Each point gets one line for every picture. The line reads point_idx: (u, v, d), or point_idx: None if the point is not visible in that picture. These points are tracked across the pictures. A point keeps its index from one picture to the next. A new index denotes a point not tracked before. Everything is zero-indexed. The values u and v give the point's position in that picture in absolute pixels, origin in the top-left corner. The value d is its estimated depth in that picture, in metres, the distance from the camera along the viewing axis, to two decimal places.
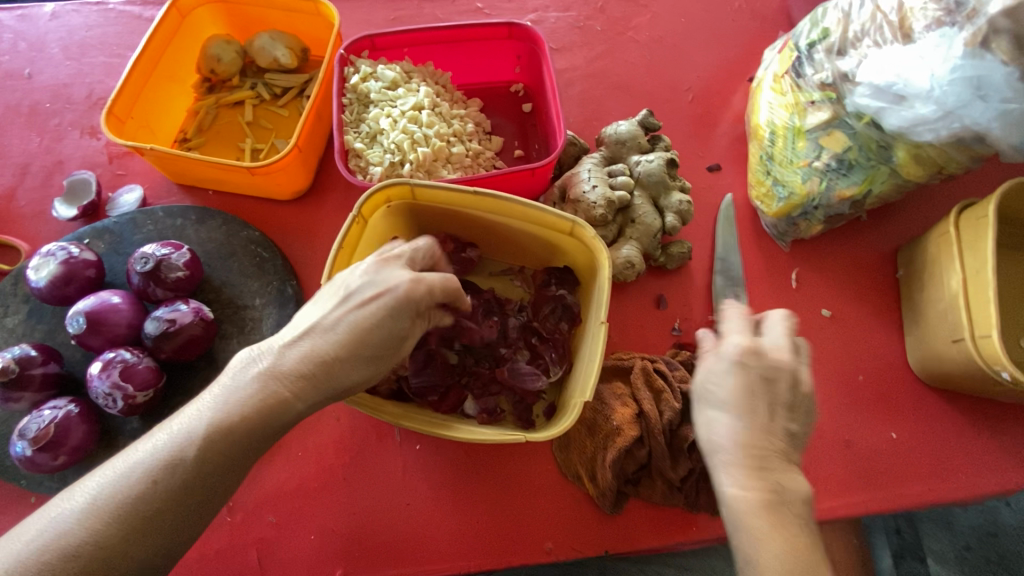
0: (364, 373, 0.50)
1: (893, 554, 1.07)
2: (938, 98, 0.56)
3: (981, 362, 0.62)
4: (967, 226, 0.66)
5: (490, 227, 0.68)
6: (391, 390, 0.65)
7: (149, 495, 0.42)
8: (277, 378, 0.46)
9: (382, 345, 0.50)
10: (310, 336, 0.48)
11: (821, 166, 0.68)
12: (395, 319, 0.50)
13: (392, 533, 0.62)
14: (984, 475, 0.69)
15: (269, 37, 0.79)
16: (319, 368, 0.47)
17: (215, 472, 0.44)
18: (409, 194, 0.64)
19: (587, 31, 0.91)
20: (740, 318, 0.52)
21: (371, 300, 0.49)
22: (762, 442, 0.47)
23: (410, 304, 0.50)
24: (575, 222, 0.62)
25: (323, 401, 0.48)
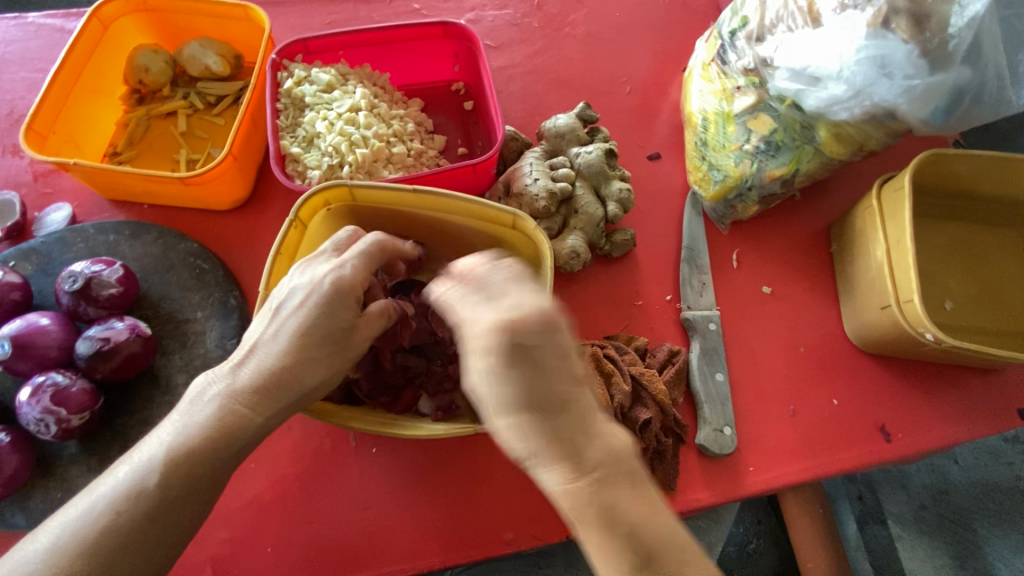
0: (319, 370, 0.50)
1: (857, 519, 1.13)
2: (848, 78, 0.59)
3: (907, 325, 0.65)
4: (887, 198, 0.69)
5: (434, 225, 0.68)
6: (343, 395, 0.65)
7: (120, 528, 0.44)
8: (232, 394, 0.48)
9: (329, 343, 0.51)
10: (257, 350, 0.50)
11: (751, 149, 0.71)
12: (335, 309, 0.51)
13: (353, 537, 0.62)
14: (920, 432, 0.73)
15: (199, 45, 0.77)
16: (271, 374, 0.49)
17: (181, 495, 0.46)
18: (348, 196, 0.64)
19: (525, 28, 0.93)
20: (482, 273, 0.32)
21: (306, 297, 0.50)
22: (537, 413, 0.37)
23: (345, 292, 0.51)
24: (515, 214, 0.63)
25: (283, 410, 0.50)
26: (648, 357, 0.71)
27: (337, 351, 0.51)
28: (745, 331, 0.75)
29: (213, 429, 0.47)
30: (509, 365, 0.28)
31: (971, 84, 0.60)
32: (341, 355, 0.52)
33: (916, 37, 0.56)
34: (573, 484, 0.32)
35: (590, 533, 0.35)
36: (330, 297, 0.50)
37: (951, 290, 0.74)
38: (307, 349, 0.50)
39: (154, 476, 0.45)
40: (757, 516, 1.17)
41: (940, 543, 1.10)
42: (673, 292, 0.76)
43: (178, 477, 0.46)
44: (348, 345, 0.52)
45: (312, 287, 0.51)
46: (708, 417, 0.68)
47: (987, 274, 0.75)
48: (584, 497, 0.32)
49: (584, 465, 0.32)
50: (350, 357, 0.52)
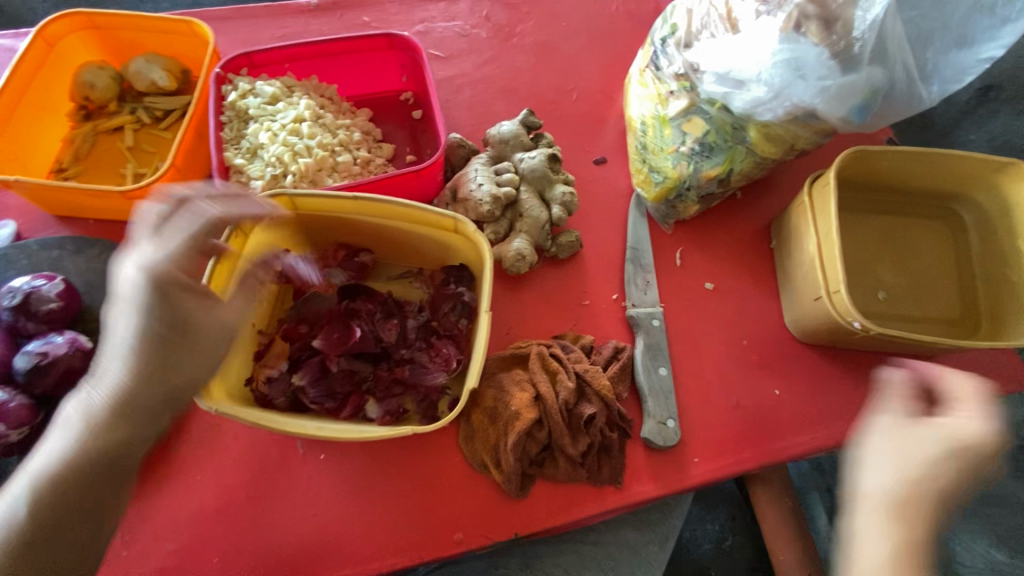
0: (171, 370, 0.46)
1: (828, 510, 1.17)
2: (767, 81, 0.62)
3: (837, 316, 0.68)
4: (818, 193, 0.72)
5: (379, 231, 0.69)
6: (288, 402, 0.64)
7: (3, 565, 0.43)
8: (89, 412, 0.45)
9: (164, 341, 0.46)
10: (98, 363, 0.46)
11: (686, 150, 0.73)
12: (162, 302, 0.46)
13: (300, 543, 0.62)
14: (858, 419, 0.75)
15: (145, 60, 0.78)
16: (119, 390, 0.45)
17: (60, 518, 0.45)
18: (290, 205, 0.65)
19: (474, 39, 0.95)
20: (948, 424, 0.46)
21: (125, 302, 0.45)
22: (904, 564, 0.44)
23: (164, 279, 0.46)
24: (456, 218, 0.64)
25: (151, 419, 0.47)
26: (594, 354, 0.73)
27: (193, 347, 0.48)
28: (689, 327, 0.77)
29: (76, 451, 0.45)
30: (916, 512, 0.45)
31: (883, 83, 0.63)
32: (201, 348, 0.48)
33: (826, 39, 0.60)
34: None
35: None
36: (152, 290, 0.45)
37: (883, 281, 0.77)
38: (148, 355, 0.45)
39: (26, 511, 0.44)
40: (731, 512, 1.18)
41: None
42: (619, 291, 0.78)
43: (49, 504, 0.44)
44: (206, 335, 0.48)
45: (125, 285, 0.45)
46: (652, 410, 0.70)
47: (916, 265, 0.79)
48: None
49: None
50: (206, 356, 0.49)
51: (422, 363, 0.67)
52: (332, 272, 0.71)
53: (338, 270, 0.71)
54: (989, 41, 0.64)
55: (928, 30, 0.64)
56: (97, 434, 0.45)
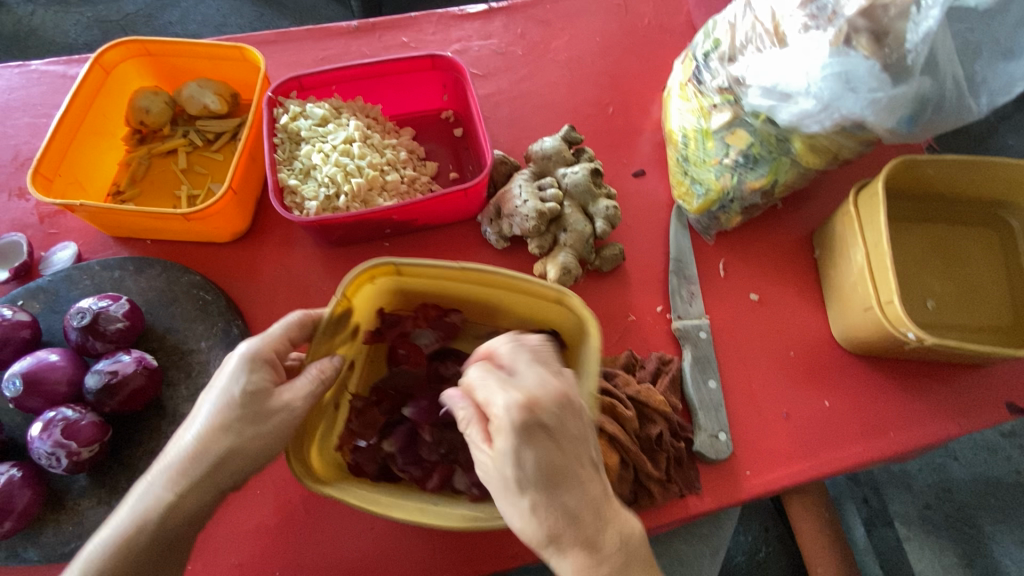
0: (233, 445, 0.50)
1: (865, 522, 1.14)
2: (816, 93, 0.62)
3: (889, 326, 0.68)
4: (864, 204, 0.72)
5: (475, 295, 0.66)
6: (377, 470, 0.63)
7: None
8: (159, 485, 0.50)
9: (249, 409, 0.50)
10: (180, 441, 0.51)
11: (730, 163, 0.74)
12: (247, 376, 0.51)
13: (359, 556, 0.63)
14: (910, 430, 0.75)
15: (197, 85, 0.81)
16: (188, 460, 0.50)
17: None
18: (393, 271, 0.63)
19: (509, 56, 0.96)
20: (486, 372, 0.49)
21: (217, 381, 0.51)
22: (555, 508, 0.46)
23: (256, 356, 0.52)
24: (561, 291, 0.61)
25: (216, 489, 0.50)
26: (638, 370, 0.74)
27: (258, 422, 0.51)
28: (736, 338, 0.77)
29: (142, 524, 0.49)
30: (527, 439, 0.45)
31: (932, 94, 0.63)
32: (265, 429, 0.51)
33: (876, 52, 0.60)
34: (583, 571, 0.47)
35: None
36: (244, 363, 0.51)
37: (932, 290, 0.77)
38: (223, 429, 0.50)
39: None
40: (765, 523, 1.16)
41: (946, 541, 1.11)
42: (663, 303, 0.79)
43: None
44: (271, 415, 0.51)
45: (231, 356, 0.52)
46: (703, 423, 0.70)
47: (965, 274, 0.78)
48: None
49: (603, 555, 0.47)
50: (269, 426, 0.51)
51: None
52: (421, 334, 0.69)
53: (427, 332, 0.69)
54: None
55: (974, 41, 0.64)
56: (160, 508, 0.49)
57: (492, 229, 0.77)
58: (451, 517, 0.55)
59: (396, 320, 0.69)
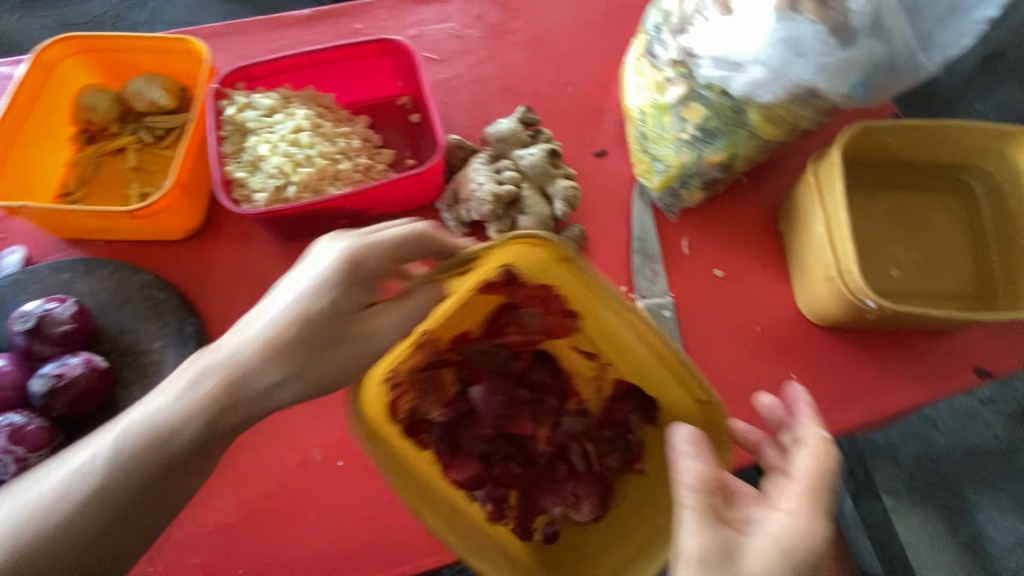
0: (295, 360, 0.52)
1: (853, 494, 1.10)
2: (765, 61, 0.61)
3: (849, 294, 0.67)
4: (823, 173, 0.71)
5: (604, 323, 0.59)
6: (410, 418, 0.67)
7: (80, 502, 0.49)
8: (209, 375, 0.51)
9: (323, 321, 0.52)
10: (251, 329, 0.53)
11: (687, 138, 0.73)
12: (340, 292, 0.53)
13: (324, 548, 0.63)
14: (878, 399, 0.74)
15: (144, 81, 0.79)
16: (262, 352, 0.51)
17: (147, 478, 0.50)
18: (558, 257, 0.50)
19: (467, 39, 0.95)
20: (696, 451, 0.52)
21: (308, 279, 0.53)
22: None
23: (355, 266, 0.53)
24: (716, 402, 0.53)
25: (267, 394, 0.52)
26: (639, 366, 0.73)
27: (336, 344, 0.53)
28: (701, 315, 0.77)
29: (197, 405, 0.51)
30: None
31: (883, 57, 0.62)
32: (341, 350, 0.53)
33: (822, 16, 0.59)
34: None
35: None
36: (341, 273, 0.52)
37: (896, 257, 0.76)
38: (297, 338, 0.51)
39: (131, 443, 0.50)
40: None
41: (932, 511, 1.12)
42: (627, 283, 0.78)
43: (144, 456, 0.49)
44: (347, 338, 0.53)
45: (327, 256, 0.53)
46: None
47: (930, 240, 0.77)
48: None
49: None
50: (350, 345, 0.53)
51: (552, 481, 0.70)
52: (529, 313, 0.67)
53: (536, 315, 0.66)
54: (987, 10, 0.62)
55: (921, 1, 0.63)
56: (216, 395, 0.51)
57: (450, 215, 0.76)
58: (482, 557, 0.56)
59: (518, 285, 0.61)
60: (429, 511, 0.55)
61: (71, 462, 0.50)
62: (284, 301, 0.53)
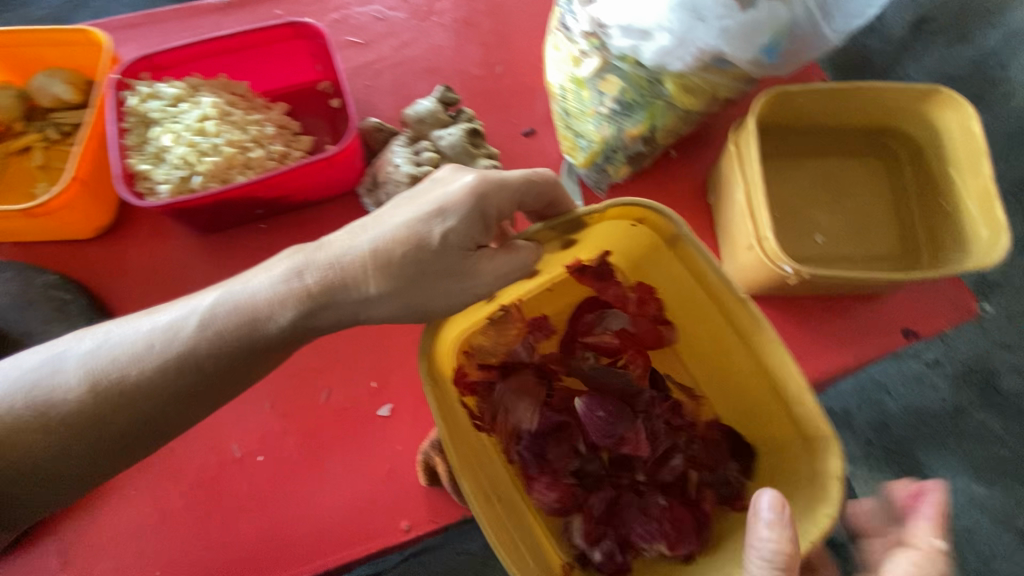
0: (393, 279, 0.50)
1: None
2: (668, 28, 0.60)
3: (768, 262, 0.67)
4: (742, 141, 0.70)
5: (705, 318, 0.61)
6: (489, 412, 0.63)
7: (157, 363, 0.49)
8: (299, 275, 0.50)
9: (422, 253, 0.50)
10: (337, 242, 0.52)
11: (606, 111, 0.72)
12: (459, 221, 0.51)
13: (244, 544, 0.61)
14: (806, 364, 0.75)
15: (46, 75, 0.76)
16: (342, 264, 0.50)
17: (191, 377, 0.49)
18: (661, 232, 0.57)
19: (391, 21, 0.92)
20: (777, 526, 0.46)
21: (432, 200, 0.52)
22: None
23: (480, 200, 0.52)
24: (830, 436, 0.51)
25: (322, 316, 0.51)
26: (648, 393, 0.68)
27: (432, 277, 0.51)
28: None
29: (250, 308, 0.50)
30: None
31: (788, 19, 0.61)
32: (447, 283, 0.52)
33: None
34: None
35: None
36: (466, 203, 0.51)
37: (820, 224, 0.76)
38: (411, 261, 0.50)
39: (192, 329, 0.49)
40: None
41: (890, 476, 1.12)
42: None
43: (193, 353, 0.49)
44: (458, 272, 0.52)
45: (455, 184, 0.52)
46: None
47: (854, 205, 0.78)
48: None
49: None
50: (440, 287, 0.51)
51: (643, 509, 0.61)
52: (619, 317, 0.69)
53: (625, 320, 0.69)
54: None
55: None
56: (273, 301, 0.50)
57: (370, 201, 0.75)
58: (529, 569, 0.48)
59: (603, 274, 0.66)
60: (468, 481, 0.48)
61: (157, 318, 0.50)
62: (393, 222, 0.52)
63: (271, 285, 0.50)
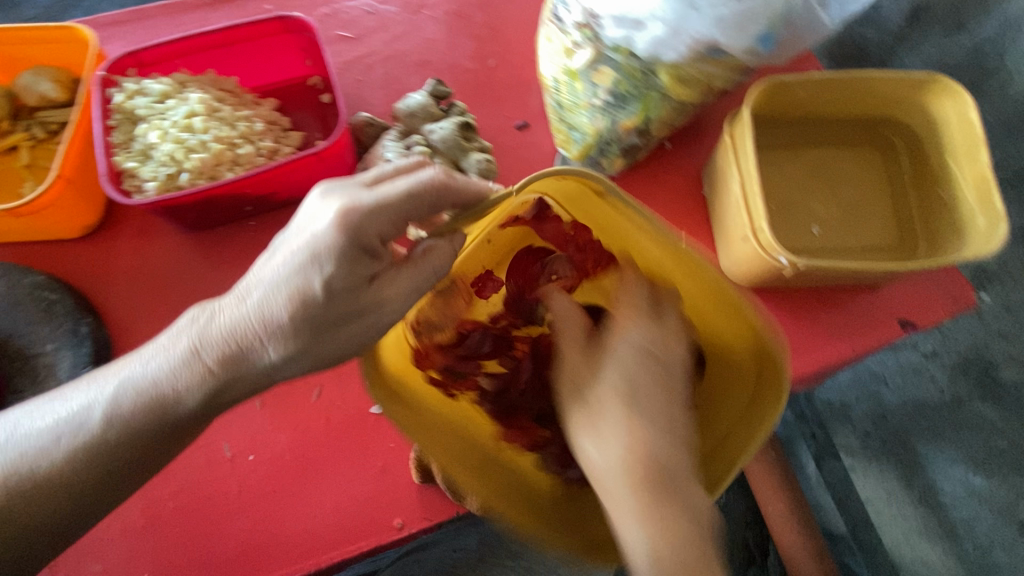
0: (294, 341, 0.49)
1: (816, 457, 1.26)
2: (661, 18, 0.60)
3: (763, 254, 0.67)
4: (737, 132, 0.70)
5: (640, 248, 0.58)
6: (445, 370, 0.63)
7: (72, 457, 0.49)
8: (196, 352, 0.50)
9: (315, 308, 0.49)
10: (228, 308, 0.51)
11: (600, 103, 0.72)
12: (338, 265, 0.48)
13: (235, 545, 0.60)
14: (804, 357, 0.74)
15: (31, 74, 0.75)
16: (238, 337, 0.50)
17: (114, 457, 0.50)
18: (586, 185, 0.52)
19: (382, 14, 0.91)
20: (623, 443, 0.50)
21: (308, 244, 0.48)
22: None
23: (353, 235, 0.47)
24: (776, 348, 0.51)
25: (230, 385, 0.51)
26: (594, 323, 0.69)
27: (332, 327, 0.50)
28: None
29: (157, 391, 0.50)
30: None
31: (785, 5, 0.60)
32: (347, 330, 0.50)
33: None
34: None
35: None
36: (339, 243, 0.47)
37: (817, 215, 0.75)
38: (302, 321, 0.49)
39: (101, 418, 0.49)
40: None
41: (886, 466, 1.16)
42: None
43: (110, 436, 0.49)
44: (358, 314, 0.50)
45: (320, 226, 0.47)
46: None
47: (851, 195, 0.77)
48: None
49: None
50: (344, 331, 0.50)
51: None
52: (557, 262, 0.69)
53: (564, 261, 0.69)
54: None
55: None
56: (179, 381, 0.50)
57: None
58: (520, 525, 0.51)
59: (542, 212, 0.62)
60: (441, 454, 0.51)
61: (58, 411, 0.50)
62: (273, 280, 0.49)
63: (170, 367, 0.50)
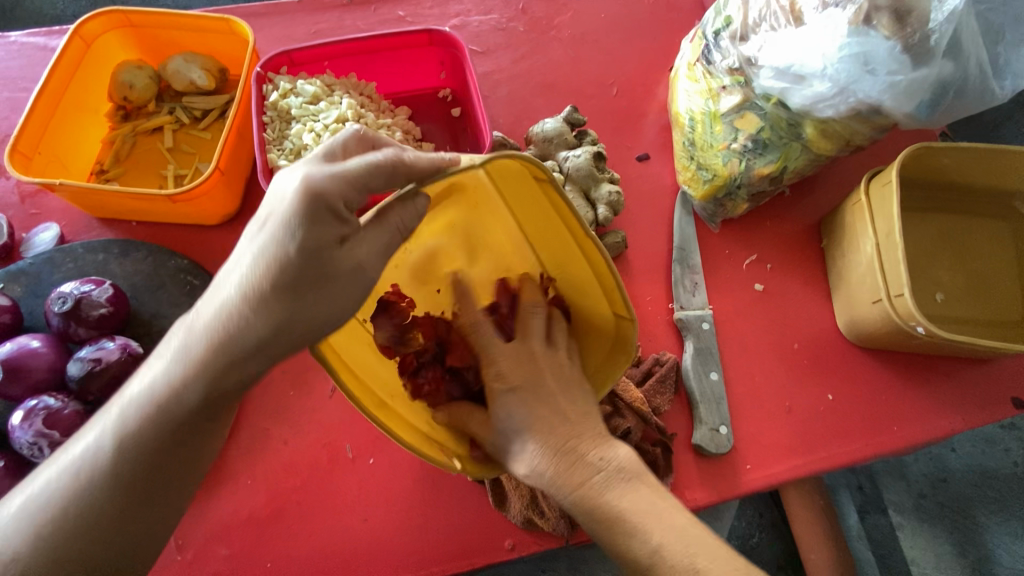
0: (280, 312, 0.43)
1: (857, 509, 1.12)
2: (832, 76, 0.59)
3: (898, 319, 0.66)
4: (876, 192, 0.70)
5: (541, 225, 0.55)
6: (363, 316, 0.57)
7: (88, 489, 0.44)
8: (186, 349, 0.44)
9: (304, 270, 0.43)
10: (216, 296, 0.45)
11: (738, 147, 0.70)
12: (306, 226, 0.42)
13: (354, 545, 0.62)
14: (916, 425, 0.73)
15: (183, 59, 0.77)
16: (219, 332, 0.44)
17: (151, 466, 0.45)
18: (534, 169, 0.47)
19: (510, 32, 0.92)
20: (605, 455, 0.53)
21: (270, 217, 0.44)
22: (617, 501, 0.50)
23: (317, 197, 0.42)
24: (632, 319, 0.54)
25: (247, 367, 0.44)
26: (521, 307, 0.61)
27: (323, 284, 0.44)
28: (738, 330, 0.76)
29: (161, 405, 0.44)
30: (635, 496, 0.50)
31: (954, 79, 0.61)
32: (327, 289, 0.44)
33: (898, 33, 0.57)
34: (597, 478, 0.51)
35: (628, 506, 0.49)
36: (302, 208, 0.42)
37: (941, 281, 0.75)
38: (278, 284, 0.43)
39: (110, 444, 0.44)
40: (758, 509, 1.10)
41: (940, 530, 1.09)
42: (666, 293, 0.78)
43: (138, 450, 0.44)
44: (334, 276, 0.44)
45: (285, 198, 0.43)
46: (704, 416, 0.70)
47: (976, 265, 0.76)
48: (608, 486, 0.50)
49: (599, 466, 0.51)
50: (332, 290, 0.44)
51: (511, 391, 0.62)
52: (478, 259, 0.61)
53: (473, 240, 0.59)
54: None
55: (997, 23, 0.61)
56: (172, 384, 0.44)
57: None
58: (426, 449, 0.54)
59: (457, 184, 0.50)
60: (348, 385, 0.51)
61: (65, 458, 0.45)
62: (248, 260, 0.44)
63: (166, 376, 0.45)
